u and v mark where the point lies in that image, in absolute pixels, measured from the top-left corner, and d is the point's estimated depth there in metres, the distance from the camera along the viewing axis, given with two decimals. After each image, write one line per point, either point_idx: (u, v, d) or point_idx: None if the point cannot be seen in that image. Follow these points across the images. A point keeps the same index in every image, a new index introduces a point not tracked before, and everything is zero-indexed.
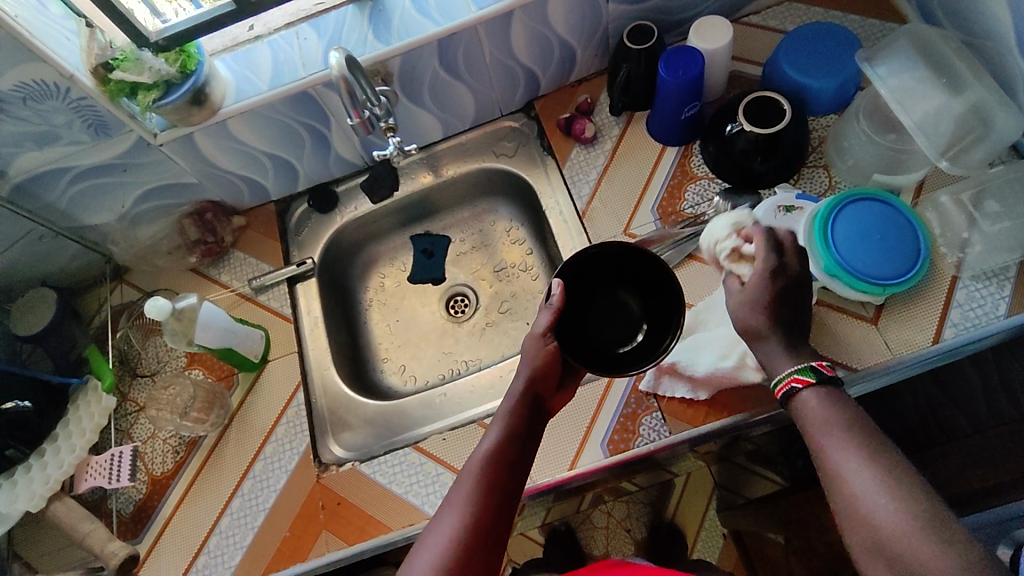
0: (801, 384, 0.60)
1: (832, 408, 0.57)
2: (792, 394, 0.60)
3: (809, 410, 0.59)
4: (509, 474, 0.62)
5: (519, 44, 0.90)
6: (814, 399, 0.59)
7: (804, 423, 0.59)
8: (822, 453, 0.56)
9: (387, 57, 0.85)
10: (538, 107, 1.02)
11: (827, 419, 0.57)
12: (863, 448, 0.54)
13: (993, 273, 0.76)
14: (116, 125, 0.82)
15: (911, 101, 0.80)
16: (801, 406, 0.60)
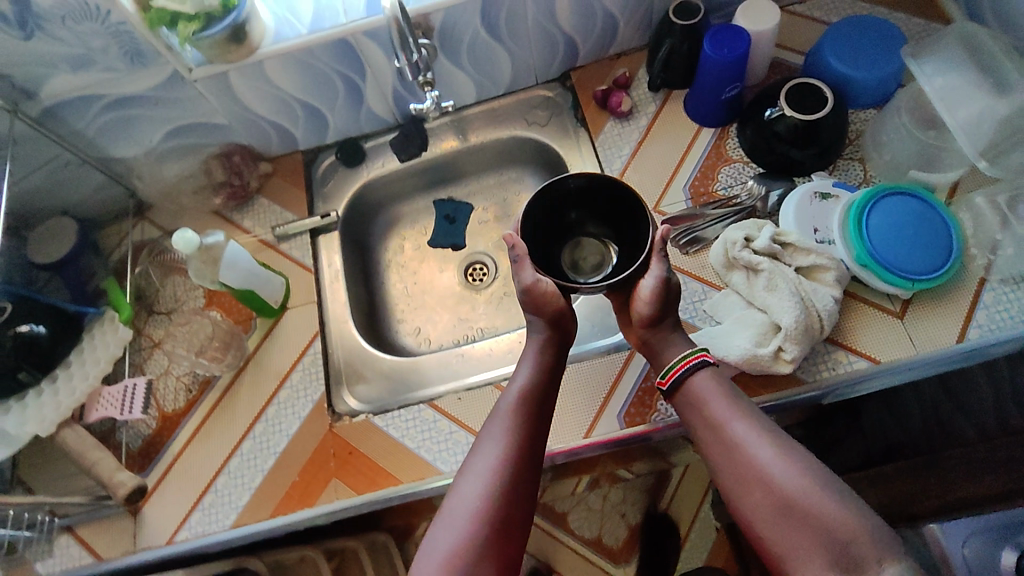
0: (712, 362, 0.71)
1: (723, 385, 0.69)
2: (687, 377, 0.71)
3: (708, 391, 0.69)
4: (538, 409, 0.73)
5: (563, 10, 0.89)
6: (709, 377, 0.70)
7: (701, 402, 0.69)
8: (723, 424, 0.66)
9: (431, 11, 0.83)
10: (575, 78, 1.01)
11: (725, 397, 0.68)
12: (755, 420, 0.65)
13: (1022, 279, 0.76)
14: (151, 55, 0.81)
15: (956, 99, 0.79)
16: (699, 385, 0.70)
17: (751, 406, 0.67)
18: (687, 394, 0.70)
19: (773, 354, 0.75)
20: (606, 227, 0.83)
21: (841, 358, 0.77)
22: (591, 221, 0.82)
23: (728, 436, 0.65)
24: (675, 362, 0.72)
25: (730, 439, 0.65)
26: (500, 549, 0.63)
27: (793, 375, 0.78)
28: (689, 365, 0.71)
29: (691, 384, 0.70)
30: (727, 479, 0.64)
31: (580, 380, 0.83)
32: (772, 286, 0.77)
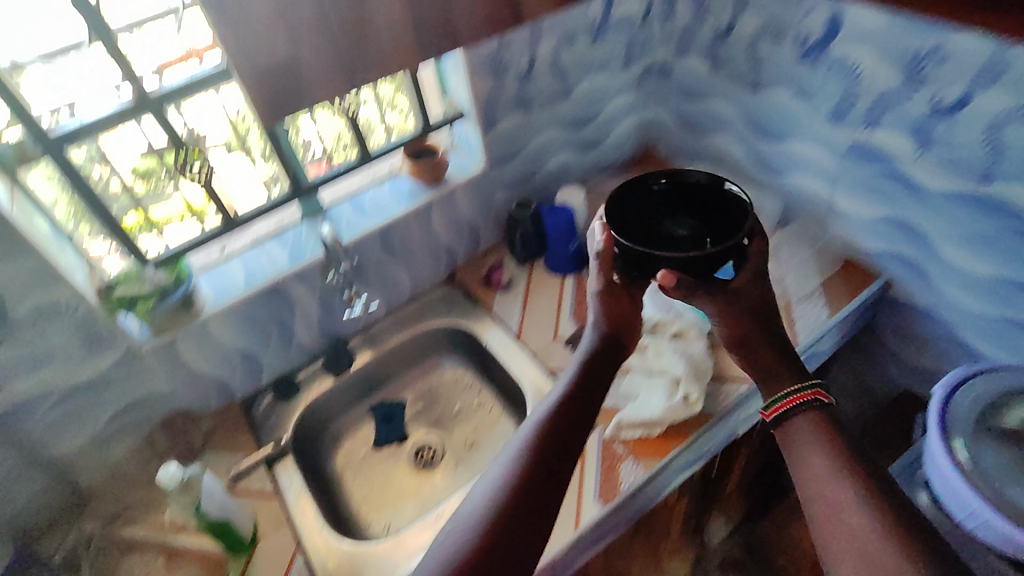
0: (821, 401, 0.72)
1: (821, 435, 0.70)
2: (783, 419, 0.73)
3: (808, 443, 0.70)
4: (575, 417, 0.73)
5: (439, 227, 1.20)
6: (805, 425, 0.72)
7: (797, 446, 0.71)
8: (819, 469, 0.68)
9: (352, 242, 1.09)
10: (459, 274, 1.28)
11: (828, 449, 0.69)
12: (851, 466, 0.67)
13: (809, 295, 1.09)
14: (109, 338, 0.93)
15: None
16: (795, 427, 0.72)
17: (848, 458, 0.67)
18: (795, 430, 0.72)
19: (683, 400, 0.96)
20: (690, 221, 0.79)
21: (731, 388, 0.99)
22: (676, 216, 0.79)
23: (823, 479, 0.67)
24: (784, 394, 0.74)
25: (823, 483, 0.67)
26: (532, 529, 0.65)
27: (703, 411, 0.97)
28: (798, 400, 0.73)
29: (794, 419, 0.73)
30: (815, 523, 0.66)
31: None
32: (660, 353, 1.02)
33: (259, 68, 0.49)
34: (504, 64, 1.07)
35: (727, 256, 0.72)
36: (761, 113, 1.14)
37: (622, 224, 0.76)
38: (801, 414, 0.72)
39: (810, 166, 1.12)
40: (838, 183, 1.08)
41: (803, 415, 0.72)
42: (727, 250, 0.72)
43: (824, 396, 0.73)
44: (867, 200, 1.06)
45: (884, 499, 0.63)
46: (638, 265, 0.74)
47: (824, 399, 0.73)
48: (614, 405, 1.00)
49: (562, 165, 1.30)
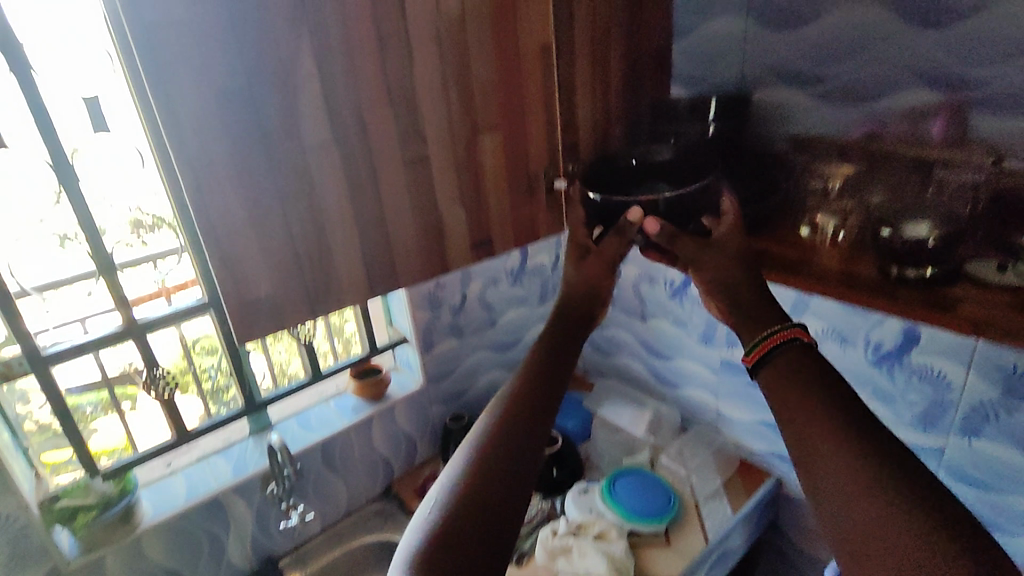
0: (803, 339, 0.65)
1: (792, 373, 0.62)
2: (767, 357, 0.65)
3: (785, 373, 0.62)
4: (539, 388, 0.70)
5: (379, 440, 1.30)
6: (786, 358, 0.64)
7: (779, 382, 0.62)
8: (802, 402, 0.58)
9: (302, 450, 1.19)
10: (395, 487, 1.35)
11: (800, 378, 0.61)
12: (835, 394, 0.57)
13: (712, 495, 1.22)
14: (37, 554, 0.92)
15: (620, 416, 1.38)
16: (782, 358, 0.64)
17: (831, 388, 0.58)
18: (768, 373, 0.64)
19: None
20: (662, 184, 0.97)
21: None
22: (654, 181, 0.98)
23: (802, 413, 0.58)
24: (766, 336, 0.66)
25: (800, 416, 0.58)
26: (519, 506, 0.58)
27: None
28: (779, 339, 0.65)
29: (776, 356, 0.65)
30: (800, 468, 0.56)
31: None
32: (583, 553, 1.08)
33: (238, 299, 0.73)
34: (441, 300, 1.31)
35: (697, 203, 0.93)
36: (653, 337, 1.40)
37: (596, 187, 0.98)
38: (788, 343, 0.65)
39: (698, 380, 1.34)
40: (721, 393, 1.30)
41: (795, 341, 0.65)
42: (690, 201, 0.94)
43: (807, 335, 0.66)
44: (745, 408, 1.26)
45: (858, 431, 0.54)
46: (622, 225, 0.95)
47: (807, 338, 0.66)
48: None
49: (493, 382, 1.49)
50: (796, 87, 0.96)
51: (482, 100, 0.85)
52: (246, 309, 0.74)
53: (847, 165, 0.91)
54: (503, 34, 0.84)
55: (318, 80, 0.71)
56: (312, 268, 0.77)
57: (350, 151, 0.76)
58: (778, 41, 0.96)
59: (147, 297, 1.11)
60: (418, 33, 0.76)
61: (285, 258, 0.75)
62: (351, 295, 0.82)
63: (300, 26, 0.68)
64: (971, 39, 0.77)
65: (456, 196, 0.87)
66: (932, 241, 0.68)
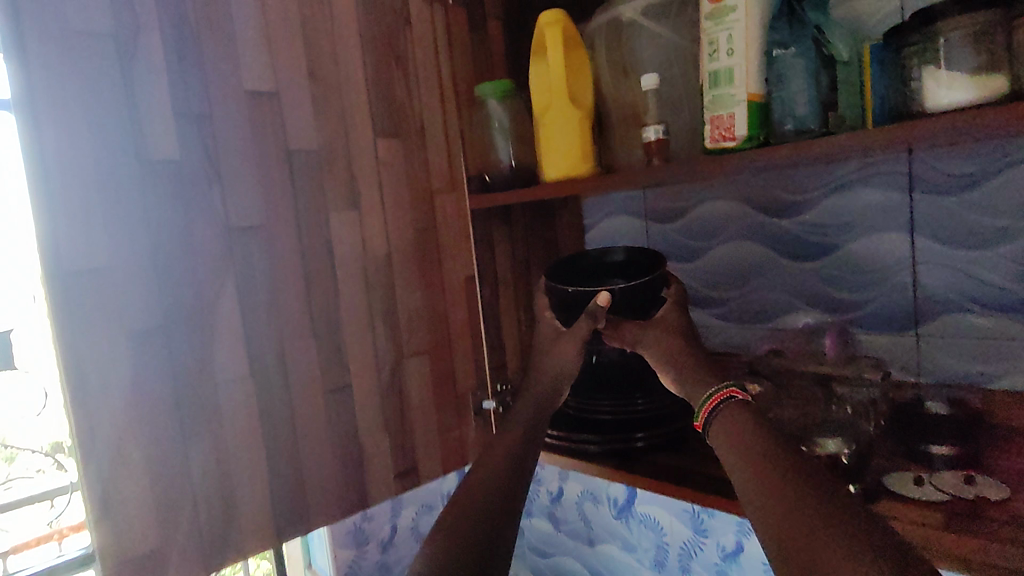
0: (738, 396, 0.69)
1: (740, 428, 0.66)
2: (717, 411, 0.69)
3: (739, 426, 0.66)
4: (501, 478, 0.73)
5: None
6: (735, 410, 0.68)
7: (733, 432, 0.66)
8: (757, 465, 0.61)
9: None
10: None
11: (755, 432, 0.64)
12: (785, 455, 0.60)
13: None
14: None
15: None
16: (728, 414, 0.68)
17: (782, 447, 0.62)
18: (720, 428, 0.67)
19: None
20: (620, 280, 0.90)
21: None
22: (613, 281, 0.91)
23: (761, 458, 0.61)
24: (708, 395, 0.71)
25: (762, 463, 0.61)
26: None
27: None
28: (716, 402, 0.69)
29: (721, 414, 0.69)
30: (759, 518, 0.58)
31: None
32: None
33: (117, 561, 0.64)
34: (368, 535, 1.19)
35: (650, 292, 0.84)
36: (602, 566, 1.29)
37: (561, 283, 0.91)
38: (733, 399, 0.69)
39: None
40: None
41: (731, 400, 0.69)
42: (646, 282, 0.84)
43: (742, 394, 0.69)
44: None
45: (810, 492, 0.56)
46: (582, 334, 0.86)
47: (742, 396, 0.69)
48: None
49: None
50: (703, 309, 1.05)
51: (408, 328, 0.88)
52: (126, 569, 0.65)
53: (755, 382, 0.86)
54: (428, 270, 0.90)
55: (240, 320, 0.73)
56: (212, 515, 0.71)
57: (267, 385, 0.75)
58: (679, 269, 1.07)
59: (39, 540, 1.34)
60: (344, 272, 0.81)
61: (182, 508, 0.68)
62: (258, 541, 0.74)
63: (227, 271, 0.72)
64: (839, 269, 0.89)
65: (380, 424, 0.85)
66: (846, 460, 0.69)
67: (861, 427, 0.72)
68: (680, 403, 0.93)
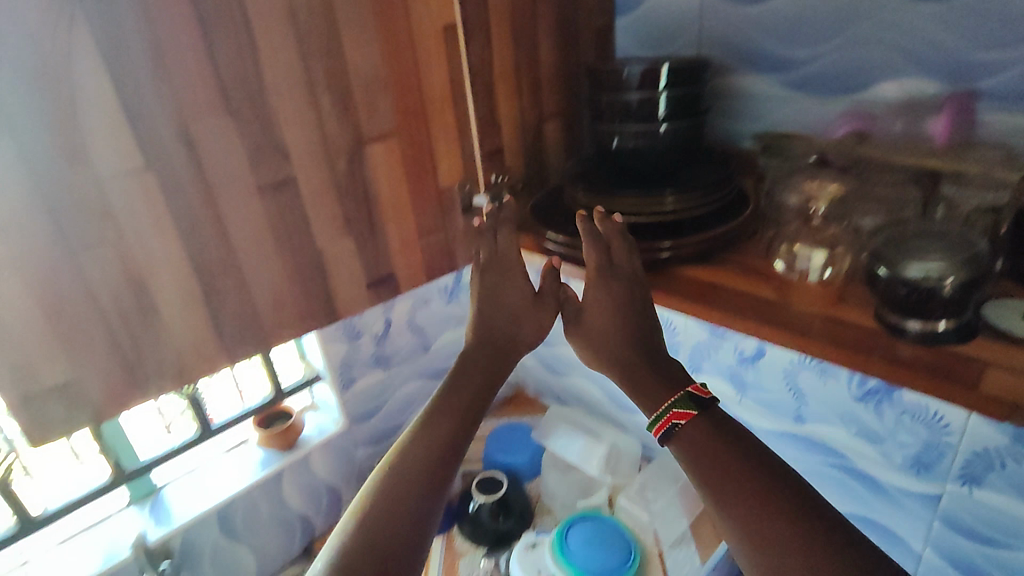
0: (684, 422, 0.56)
1: (705, 452, 0.54)
2: (675, 429, 0.56)
3: (702, 451, 0.54)
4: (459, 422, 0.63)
5: (291, 494, 1.11)
6: (694, 433, 0.55)
7: (698, 463, 0.54)
8: (746, 497, 0.50)
9: (187, 523, 0.98)
10: (318, 545, 1.17)
11: (726, 460, 0.52)
12: (770, 487, 0.50)
13: (679, 541, 1.07)
14: None
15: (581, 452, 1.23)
16: (689, 447, 0.55)
17: (766, 474, 0.51)
18: (681, 452, 0.55)
19: None
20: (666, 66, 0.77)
21: None
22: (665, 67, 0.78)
23: (753, 510, 0.49)
24: (654, 415, 0.58)
25: (753, 519, 0.49)
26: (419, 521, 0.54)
27: None
28: (669, 425, 0.56)
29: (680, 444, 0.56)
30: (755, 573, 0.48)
31: None
32: None
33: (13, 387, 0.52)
34: (361, 330, 1.14)
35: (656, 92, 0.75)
36: None
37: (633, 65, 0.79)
38: (699, 415, 0.56)
39: None
40: None
41: (678, 428, 0.56)
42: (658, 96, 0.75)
43: (687, 417, 0.56)
44: None
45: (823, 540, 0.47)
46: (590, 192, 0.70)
47: (687, 419, 0.57)
48: None
49: None
50: (764, 74, 0.79)
51: (369, 102, 0.65)
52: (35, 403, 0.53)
53: (834, 183, 0.69)
54: (390, 16, 0.64)
55: (113, 88, 0.50)
56: (149, 334, 0.58)
57: (176, 179, 0.55)
58: (739, 16, 0.78)
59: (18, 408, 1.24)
60: (263, 15, 0.56)
61: (94, 333, 0.54)
62: (204, 365, 0.62)
63: (70, 8, 0.47)
64: (984, 11, 0.61)
65: (340, 224, 0.68)
66: (947, 290, 0.53)
67: (981, 248, 0.54)
68: (722, 203, 0.76)
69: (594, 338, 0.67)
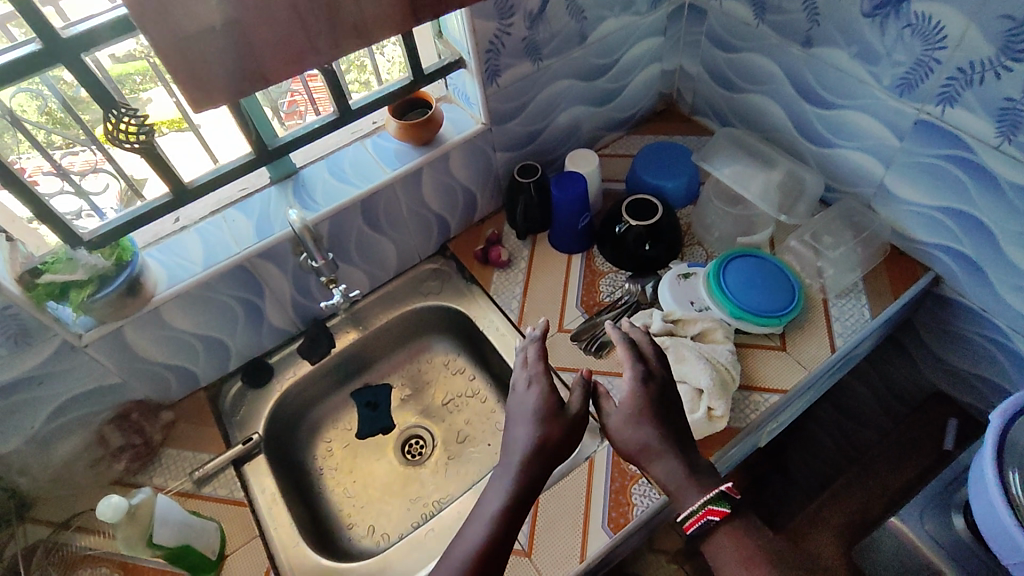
0: (716, 518, 0.71)
1: (734, 548, 0.70)
2: (710, 522, 0.71)
3: (724, 552, 0.71)
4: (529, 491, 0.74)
5: (429, 193, 1.04)
6: (720, 533, 0.72)
7: (725, 562, 0.70)
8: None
9: (330, 214, 0.94)
10: (453, 247, 1.15)
11: (743, 560, 0.69)
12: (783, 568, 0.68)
13: (850, 292, 0.97)
14: (38, 331, 0.79)
15: (750, 180, 1.05)
16: (717, 548, 0.71)
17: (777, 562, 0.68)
18: (721, 546, 0.71)
19: (706, 415, 0.84)
20: None
21: (758, 400, 0.89)
22: None
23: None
24: (690, 511, 0.72)
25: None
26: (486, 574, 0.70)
27: (730, 426, 0.87)
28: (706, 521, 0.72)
29: (715, 535, 0.72)
30: None
31: (560, 503, 0.83)
32: (681, 357, 0.89)
33: (174, 40, 0.53)
34: (513, 4, 0.90)
35: None
36: (811, 74, 0.97)
37: None
38: (726, 510, 0.72)
39: (862, 142, 0.96)
40: (894, 164, 0.94)
41: (709, 522, 0.72)
42: None
43: (718, 514, 0.71)
44: (928, 188, 0.92)
45: None
46: None
47: (718, 515, 0.71)
48: None
49: (574, 121, 1.14)
50: None
51: None
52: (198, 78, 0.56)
53: None
54: None
55: None
56: (310, 5, 0.58)
57: None
58: None
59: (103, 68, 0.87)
60: None
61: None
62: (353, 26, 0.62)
63: None
64: None
65: None
66: None
67: None
68: None
69: (630, 424, 0.78)
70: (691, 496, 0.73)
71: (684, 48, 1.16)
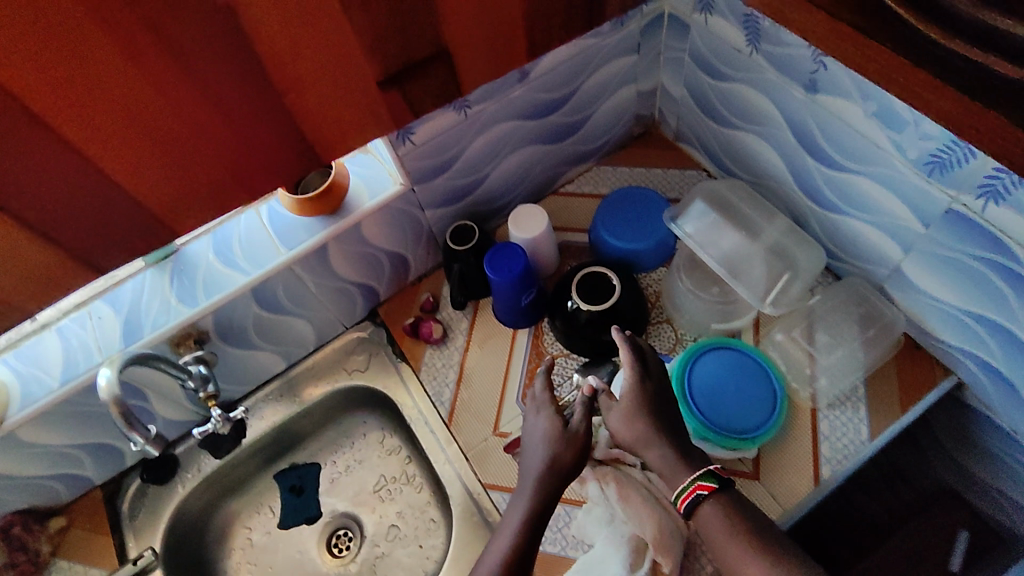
0: (705, 491, 0.64)
1: (724, 521, 0.62)
2: (699, 501, 0.64)
3: (713, 530, 0.62)
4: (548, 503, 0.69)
5: (343, 266, 0.87)
6: (710, 510, 0.63)
7: (714, 540, 0.62)
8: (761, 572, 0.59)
9: (206, 312, 0.78)
10: (383, 313, 0.98)
11: (732, 537, 0.61)
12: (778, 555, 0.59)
13: (846, 400, 0.79)
14: None
15: (712, 240, 0.86)
16: (704, 521, 0.63)
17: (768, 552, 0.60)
18: (707, 522, 0.63)
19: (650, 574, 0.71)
20: None
21: None
22: None
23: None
24: (681, 488, 0.65)
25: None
26: None
27: None
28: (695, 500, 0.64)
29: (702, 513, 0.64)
30: None
31: None
32: (625, 497, 0.75)
33: None
34: None
35: None
36: (814, 126, 0.74)
37: None
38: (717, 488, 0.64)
39: (875, 218, 0.75)
40: (914, 251, 0.73)
41: (698, 497, 0.64)
42: None
43: (707, 488, 0.64)
44: (956, 286, 0.71)
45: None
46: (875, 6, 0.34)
47: (709, 490, 0.64)
48: (559, 552, 0.76)
49: (524, 163, 0.93)
50: None
51: None
52: None
53: None
54: None
55: None
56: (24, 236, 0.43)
57: None
58: None
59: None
60: None
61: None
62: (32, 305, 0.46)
63: None
64: None
65: None
66: None
67: None
68: None
69: (629, 430, 0.70)
70: (678, 474, 0.66)
71: (665, 65, 0.92)
